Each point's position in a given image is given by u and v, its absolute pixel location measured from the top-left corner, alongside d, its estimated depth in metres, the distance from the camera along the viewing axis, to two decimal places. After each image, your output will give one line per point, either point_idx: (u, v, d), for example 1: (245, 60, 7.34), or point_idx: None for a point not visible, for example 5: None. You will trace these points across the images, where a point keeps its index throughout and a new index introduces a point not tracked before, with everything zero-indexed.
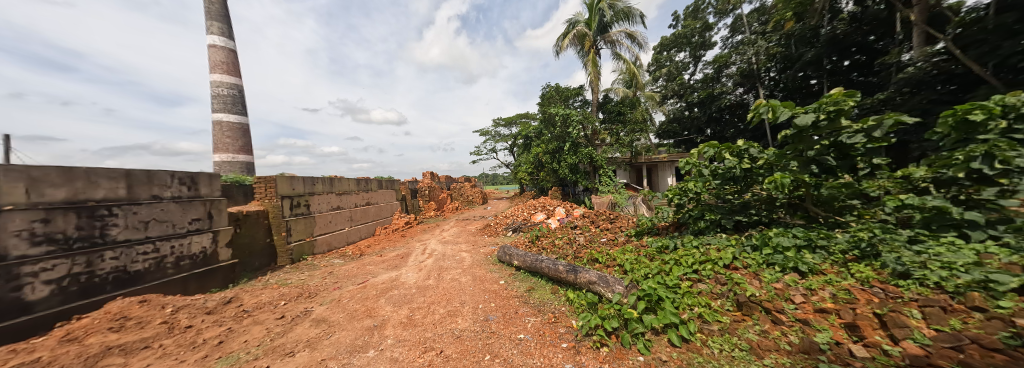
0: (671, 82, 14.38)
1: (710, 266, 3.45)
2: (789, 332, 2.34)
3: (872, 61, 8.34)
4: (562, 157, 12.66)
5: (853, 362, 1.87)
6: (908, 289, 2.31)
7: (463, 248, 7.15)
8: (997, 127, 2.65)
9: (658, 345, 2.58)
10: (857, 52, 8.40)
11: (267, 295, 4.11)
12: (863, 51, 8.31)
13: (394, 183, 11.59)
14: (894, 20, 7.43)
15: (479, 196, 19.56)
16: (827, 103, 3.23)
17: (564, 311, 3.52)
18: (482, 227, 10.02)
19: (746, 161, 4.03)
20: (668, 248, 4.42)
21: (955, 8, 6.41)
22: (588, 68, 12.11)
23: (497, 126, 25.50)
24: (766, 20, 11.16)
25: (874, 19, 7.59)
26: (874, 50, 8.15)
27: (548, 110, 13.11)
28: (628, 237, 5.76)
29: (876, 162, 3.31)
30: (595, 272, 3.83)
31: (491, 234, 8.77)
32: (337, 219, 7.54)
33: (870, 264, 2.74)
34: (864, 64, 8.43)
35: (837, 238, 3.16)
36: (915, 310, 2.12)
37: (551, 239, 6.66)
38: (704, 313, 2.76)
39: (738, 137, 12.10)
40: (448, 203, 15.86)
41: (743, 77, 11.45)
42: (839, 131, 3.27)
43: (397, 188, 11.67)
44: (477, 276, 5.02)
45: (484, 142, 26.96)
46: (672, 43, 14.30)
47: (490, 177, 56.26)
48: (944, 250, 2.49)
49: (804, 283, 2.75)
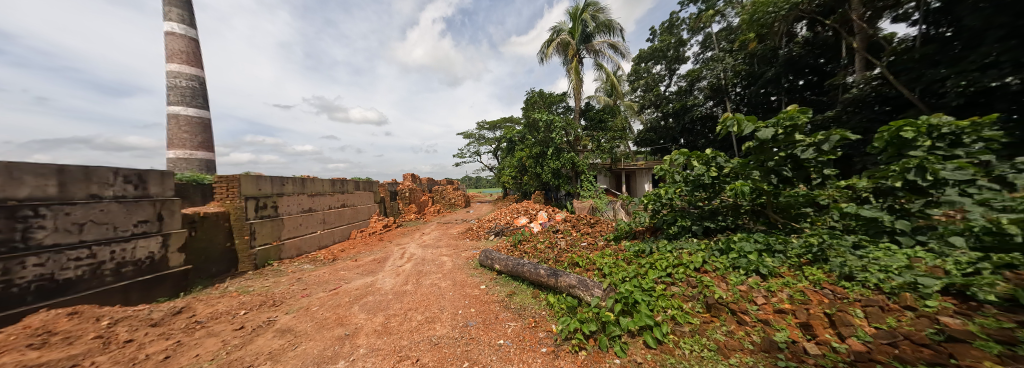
0: (649, 93, 15.07)
1: (682, 270, 3.60)
2: (752, 332, 2.49)
3: (822, 82, 9.20)
4: (545, 162, 12.83)
5: (807, 360, 2.02)
6: (852, 290, 2.54)
7: (444, 252, 7.01)
8: (925, 143, 3.01)
9: (634, 348, 2.65)
10: (810, 73, 9.26)
11: (225, 304, 3.79)
12: (815, 72, 9.16)
13: (373, 184, 11.19)
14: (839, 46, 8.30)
15: (462, 199, 19.35)
16: (784, 118, 3.54)
17: (544, 315, 3.53)
18: (464, 230, 9.89)
19: (714, 169, 4.31)
20: (644, 252, 4.58)
21: (888, 39, 7.30)
22: (571, 76, 12.43)
23: (481, 129, 25.46)
24: (733, 39, 11.92)
25: (824, 44, 8.44)
26: (824, 71, 8.98)
27: (532, 115, 13.28)
28: (607, 241, 5.92)
29: (826, 174, 3.63)
30: (575, 276, 3.88)
31: (473, 238, 8.67)
32: (308, 222, 7.15)
33: (821, 267, 2.99)
34: (816, 84, 9.30)
35: (792, 243, 3.42)
36: (859, 310, 2.34)
37: (533, 243, 6.69)
38: (676, 315, 2.88)
39: (709, 147, 12.79)
40: (430, 206, 15.52)
41: (713, 91, 12.15)
42: (795, 145, 3.57)
43: (375, 189, 11.28)
44: (457, 281, 4.94)
45: (468, 145, 26.78)
46: (650, 56, 15.04)
47: (474, 180, 55.95)
48: (882, 254, 2.77)
49: (765, 285, 2.95)
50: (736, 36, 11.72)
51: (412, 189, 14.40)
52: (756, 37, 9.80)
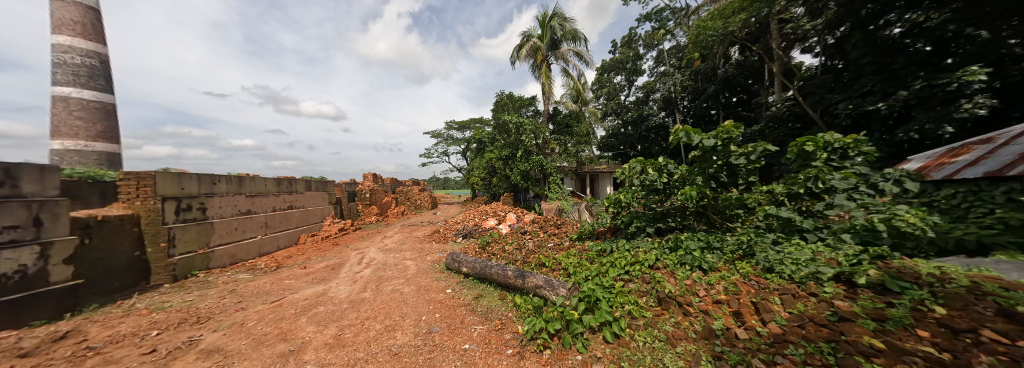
0: (610, 101, 16.04)
1: (638, 267, 3.86)
2: (695, 321, 2.76)
3: (750, 99, 10.85)
4: (514, 164, 12.96)
5: (737, 344, 2.30)
6: (772, 280, 2.95)
7: (408, 256, 6.69)
8: (822, 156, 3.63)
9: (594, 343, 2.77)
10: (741, 92, 10.83)
11: (130, 325, 3.20)
12: (745, 91, 10.77)
13: (327, 184, 10.34)
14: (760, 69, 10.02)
15: (429, 200, 18.69)
16: (721, 132, 4.02)
17: (511, 317, 3.55)
18: (430, 233, 9.57)
19: (665, 175, 4.71)
20: (605, 251, 4.85)
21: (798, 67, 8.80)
22: (540, 80, 12.75)
23: (449, 129, 24.89)
24: (681, 57, 12.99)
25: (751, 67, 10.03)
26: (751, 90, 10.64)
27: (503, 117, 13.34)
28: (572, 242, 6.14)
29: (752, 180, 4.18)
30: (541, 276, 3.96)
31: (440, 241, 8.40)
32: (246, 226, 6.33)
33: (748, 261, 3.42)
34: (745, 101, 10.90)
35: (727, 240, 3.87)
36: (776, 297, 2.72)
37: (501, 245, 6.70)
38: (632, 310, 3.07)
39: (662, 153, 13.87)
40: (393, 208, 14.73)
41: (665, 103, 13.10)
42: (729, 154, 4.07)
43: (329, 190, 10.42)
44: (421, 286, 4.74)
45: (436, 145, 25.97)
46: (611, 67, 16.05)
47: (442, 181, 54.35)
48: (794, 249, 3.27)
49: (706, 279, 3.29)
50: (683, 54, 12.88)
51: (373, 190, 13.54)
52: (701, 57, 10.97)
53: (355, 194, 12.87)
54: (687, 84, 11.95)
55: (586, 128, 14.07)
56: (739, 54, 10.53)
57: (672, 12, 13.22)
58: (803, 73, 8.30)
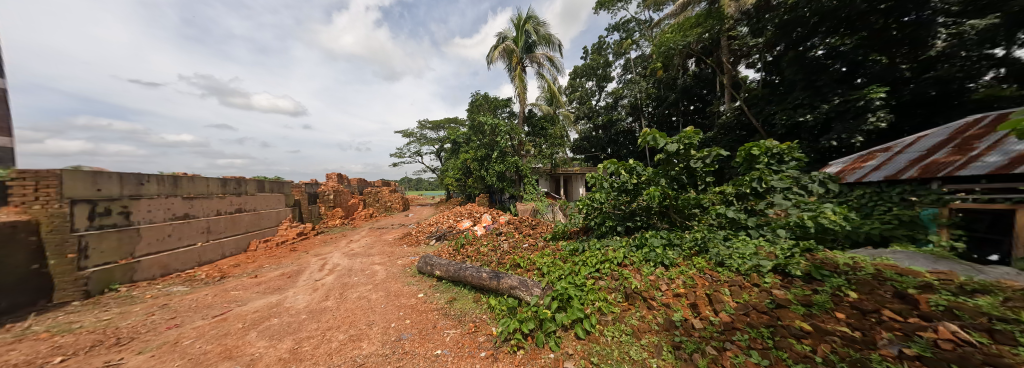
0: (583, 105, 16.61)
1: (608, 265, 4.02)
2: (658, 314, 2.94)
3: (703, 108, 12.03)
4: (489, 165, 12.92)
5: (694, 333, 2.48)
6: (723, 273, 3.24)
7: (376, 260, 6.37)
8: (764, 161, 4.09)
9: (566, 340, 2.84)
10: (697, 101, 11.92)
11: (23, 353, 2.69)
12: (699, 101, 11.86)
13: (283, 186, 9.50)
14: (711, 80, 10.90)
15: (400, 202, 17.97)
16: (684, 137, 4.38)
17: (485, 319, 3.51)
18: (401, 235, 9.20)
19: (635, 176, 4.98)
20: (578, 250, 5.00)
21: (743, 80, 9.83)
22: (515, 82, 12.84)
23: (422, 129, 24.16)
24: (644, 66, 13.65)
25: (705, 79, 11.05)
26: (704, 100, 11.67)
27: (478, 118, 13.24)
28: (546, 242, 6.24)
29: (707, 181, 4.56)
30: (515, 277, 3.97)
31: (411, 244, 8.10)
32: (183, 232, 5.63)
33: (704, 256, 3.73)
34: (700, 109, 12.04)
35: (686, 237, 4.17)
36: (726, 289, 2.99)
37: (476, 247, 6.62)
38: (602, 306, 3.19)
39: (630, 156, 14.61)
40: (360, 210, 13.93)
41: (632, 109, 13.87)
42: (689, 158, 4.47)
43: (285, 192, 9.57)
44: (391, 292, 4.53)
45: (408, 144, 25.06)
46: (583, 72, 16.63)
47: (415, 182, 52.54)
48: (740, 243, 3.63)
49: (668, 274, 3.52)
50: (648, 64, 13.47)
51: (338, 191, 12.70)
52: (663, 67, 11.65)
53: (318, 196, 11.99)
54: (651, 92, 12.72)
55: (559, 130, 14.26)
56: (695, 65, 11.21)
57: (637, 23, 14.00)
58: (748, 85, 9.34)
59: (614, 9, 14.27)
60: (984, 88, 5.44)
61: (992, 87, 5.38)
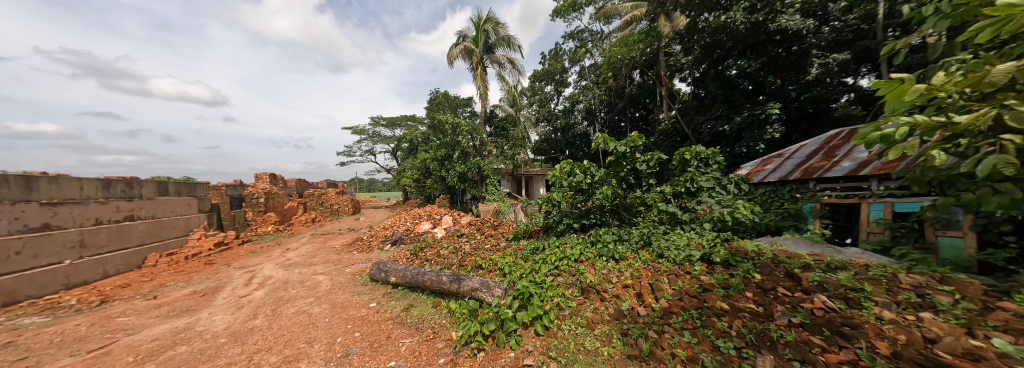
0: (543, 108, 17.15)
1: (566, 262, 4.20)
2: (609, 305, 3.14)
3: (645, 116, 13.12)
4: (450, 165, 12.61)
5: (640, 320, 2.71)
6: (662, 263, 3.62)
7: (320, 270, 5.74)
8: (694, 164, 4.66)
9: (527, 338, 2.88)
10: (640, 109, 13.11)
11: None
12: (642, 109, 13.05)
13: (194, 188, 8.02)
14: (651, 90, 12.04)
15: (350, 205, 16.47)
16: (630, 141, 4.80)
17: (444, 324, 3.39)
18: (351, 241, 8.44)
19: (589, 177, 5.28)
20: (538, 249, 5.14)
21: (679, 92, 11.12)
22: (476, 82, 12.74)
23: (375, 126, 22.51)
24: (597, 74, 14.61)
25: (647, 90, 12.23)
26: (647, 108, 12.90)
27: (439, 116, 12.88)
28: (508, 242, 6.28)
29: (649, 181, 5.03)
30: (476, 278, 3.91)
31: (363, 250, 7.46)
32: (42, 247, 4.43)
33: (648, 249, 4.10)
34: (643, 117, 13.14)
35: (633, 232, 4.56)
36: (665, 277, 3.33)
37: (435, 250, 6.37)
38: (560, 302, 3.31)
39: (586, 158, 15.47)
40: (300, 215, 12.42)
41: (587, 113, 14.66)
42: (636, 160, 4.89)
43: (198, 195, 8.10)
44: (337, 303, 4.13)
45: (358, 142, 23.13)
46: (542, 76, 17.16)
47: (369, 183, 48.81)
48: (676, 236, 4.11)
49: (618, 267, 3.81)
50: (599, 72, 14.48)
51: (271, 194, 11.15)
52: (613, 76, 12.56)
53: (244, 199, 10.37)
54: (603, 98, 13.63)
55: (519, 132, 14.30)
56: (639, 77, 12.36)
57: (590, 33, 14.91)
58: (682, 97, 10.60)
59: (569, 18, 14.97)
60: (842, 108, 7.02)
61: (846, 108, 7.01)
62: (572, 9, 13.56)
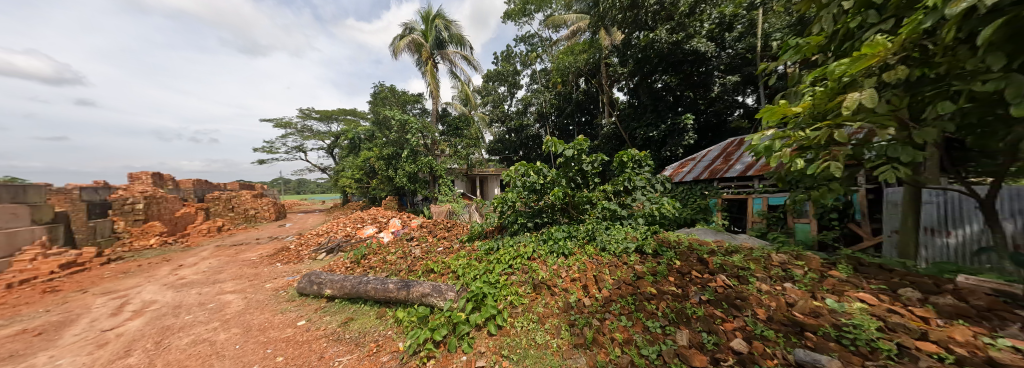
0: (496, 109, 17.25)
1: (520, 260, 4.28)
2: (559, 298, 3.28)
3: (590, 120, 14.17)
4: (399, 165, 11.83)
5: (586, 310, 2.89)
6: (605, 256, 3.93)
7: (229, 288, 4.79)
8: (631, 166, 5.18)
9: (479, 339, 2.84)
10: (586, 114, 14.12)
11: None
12: (588, 114, 14.08)
13: (21, 192, 5.94)
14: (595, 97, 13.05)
15: (271, 210, 14.15)
16: (577, 144, 5.13)
17: (390, 335, 3.14)
18: (274, 252, 7.26)
19: (541, 177, 5.48)
20: (492, 249, 5.13)
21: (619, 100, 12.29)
22: (426, 78, 12.21)
23: (305, 119, 19.83)
24: (547, 79, 15.28)
25: (592, 97, 13.25)
26: (592, 113, 13.95)
27: (384, 112, 11.97)
28: (462, 244, 6.11)
29: (594, 180, 5.42)
30: (427, 283, 3.71)
31: (290, 260, 6.48)
32: None
33: (593, 243, 4.41)
34: (587, 121, 14.15)
35: (580, 229, 4.86)
36: (606, 269, 3.62)
37: (381, 256, 5.89)
38: (513, 299, 3.35)
39: (539, 159, 16.04)
40: (199, 223, 10.19)
41: (539, 116, 15.21)
42: (582, 161, 5.24)
43: (28, 203, 6.02)
44: (253, 326, 3.51)
45: (283, 137, 20.09)
46: (495, 77, 17.25)
47: (299, 184, 42.77)
48: (615, 231, 4.52)
49: (567, 261, 4.03)
50: (548, 77, 15.15)
51: (154, 198, 8.92)
52: (562, 82, 13.25)
53: (108, 206, 8.07)
54: (553, 102, 14.25)
55: (474, 132, 14.05)
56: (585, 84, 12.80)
57: (540, 39, 15.50)
58: (621, 105, 11.74)
59: (519, 22, 15.30)
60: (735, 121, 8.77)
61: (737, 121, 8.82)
62: (523, 13, 13.91)
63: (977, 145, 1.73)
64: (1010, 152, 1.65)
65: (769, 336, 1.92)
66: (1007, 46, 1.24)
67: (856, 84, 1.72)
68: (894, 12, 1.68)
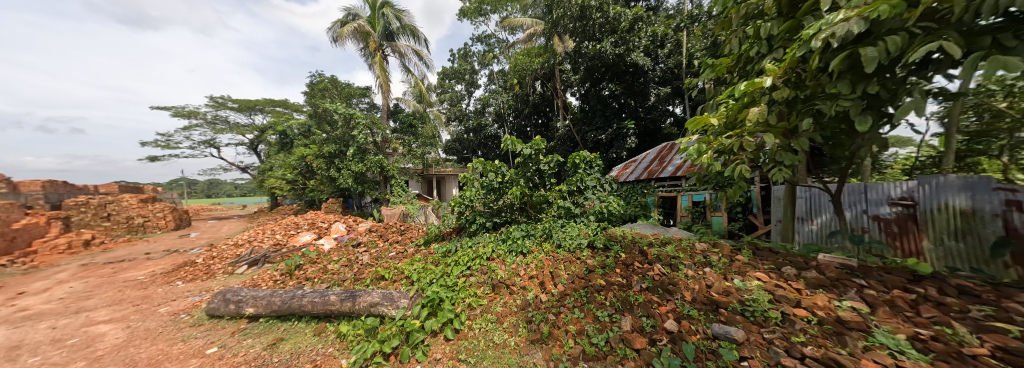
0: (453, 107, 16.87)
1: (478, 261, 4.23)
2: (516, 296, 3.32)
3: (546, 123, 14.69)
4: (344, 164, 10.74)
5: (542, 306, 2.97)
6: (560, 253, 4.10)
7: (104, 318, 3.77)
8: (583, 166, 5.51)
9: (435, 346, 2.72)
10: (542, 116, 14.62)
11: None
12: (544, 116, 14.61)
13: None
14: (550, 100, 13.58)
15: (170, 218, 11.58)
16: (534, 144, 5.26)
17: (331, 352, 2.81)
18: (175, 268, 5.94)
19: (499, 177, 5.49)
20: (450, 251, 4.96)
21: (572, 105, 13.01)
22: (375, 70, 11.32)
23: (218, 108, 16.70)
24: (505, 80, 15.45)
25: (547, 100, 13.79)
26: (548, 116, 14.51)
27: (325, 104, 10.74)
28: (417, 247, 5.79)
29: (550, 180, 5.61)
30: (378, 291, 3.42)
31: (198, 277, 5.38)
32: None
33: (550, 241, 4.56)
34: (543, 123, 14.67)
35: (537, 227, 4.98)
36: (561, 265, 3.77)
37: (321, 265, 5.26)
38: (472, 301, 3.29)
39: (497, 159, 16.07)
40: (54, 238, 7.86)
41: (497, 116, 15.29)
42: (539, 162, 5.38)
43: None
44: (140, 361, 2.82)
45: (187, 129, 16.63)
46: (452, 75, 16.83)
47: (212, 186, 35.83)
48: (569, 228, 4.75)
49: (525, 260, 4.10)
50: (506, 79, 15.33)
51: None
52: (519, 84, 13.49)
53: None
54: (511, 103, 14.43)
55: (429, 130, 13.45)
56: (540, 89, 13.36)
57: (497, 40, 15.62)
58: (574, 109, 12.43)
59: (476, 21, 15.19)
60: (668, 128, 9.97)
61: (669, 128, 10.04)
62: (479, 13, 13.87)
63: (830, 153, 2.23)
64: (850, 159, 2.16)
65: (693, 315, 2.20)
66: (848, 76, 1.63)
67: (755, 100, 2.09)
68: (780, 44, 2.07)
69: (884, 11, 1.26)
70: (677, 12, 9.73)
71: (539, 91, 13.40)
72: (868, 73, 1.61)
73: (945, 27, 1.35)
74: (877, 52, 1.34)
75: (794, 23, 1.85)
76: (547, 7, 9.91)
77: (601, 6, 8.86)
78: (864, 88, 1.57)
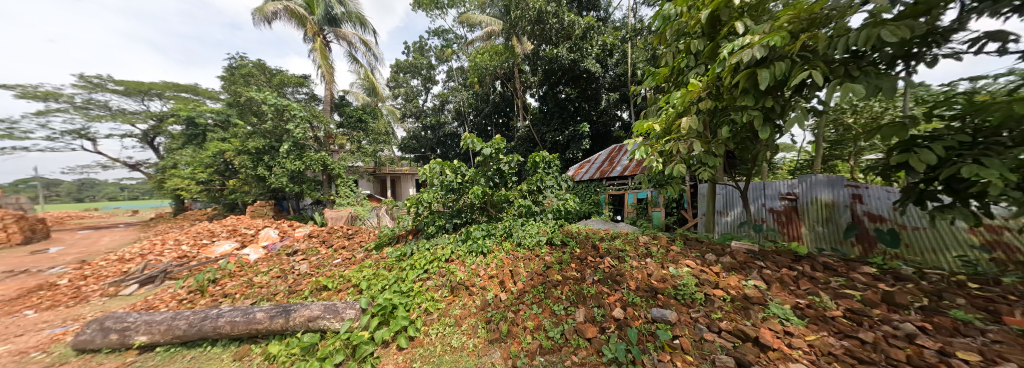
0: (409, 102, 16.02)
1: (436, 263, 4.06)
2: (475, 298, 3.23)
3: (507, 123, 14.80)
4: (279, 161, 9.41)
5: (501, 306, 2.94)
6: (521, 251, 4.14)
7: None
8: (542, 166, 5.62)
9: (386, 357, 2.53)
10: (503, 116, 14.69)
11: None
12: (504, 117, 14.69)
13: None
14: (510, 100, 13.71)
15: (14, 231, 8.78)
16: (495, 144, 5.21)
17: None
18: (20, 294, 4.50)
19: (460, 176, 5.32)
20: (405, 255, 4.65)
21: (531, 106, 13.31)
22: (315, 58, 10.16)
23: (92, 90, 13.19)
24: (464, 77, 15.18)
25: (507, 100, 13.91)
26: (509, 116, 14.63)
27: (250, 92, 9.26)
28: (367, 252, 5.33)
29: (511, 179, 5.61)
30: (319, 303, 3.04)
31: (61, 302, 4.18)
32: None
33: (510, 240, 4.57)
34: (503, 123, 14.74)
35: (497, 226, 4.96)
36: (520, 263, 3.80)
37: (246, 278, 4.51)
38: (428, 306, 3.13)
39: (457, 158, 15.66)
40: None
41: (457, 114, 14.94)
42: (500, 161, 5.37)
43: None
44: None
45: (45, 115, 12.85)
46: (407, 68, 15.95)
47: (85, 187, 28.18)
48: (528, 226, 4.83)
49: (485, 259, 4.07)
50: (465, 76, 15.07)
51: None
52: (478, 82, 13.31)
53: None
54: (471, 101, 14.24)
55: (382, 126, 12.81)
56: (500, 89, 13.37)
57: (455, 36, 15.23)
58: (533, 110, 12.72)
59: (433, 14, 14.61)
60: (617, 131, 10.83)
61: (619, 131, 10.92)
62: (435, 6, 13.40)
63: (739, 156, 2.65)
64: (754, 161, 2.59)
65: (637, 302, 2.40)
66: (752, 92, 1.95)
67: (686, 109, 2.37)
68: (704, 62, 2.38)
69: (774, 42, 1.56)
70: (623, 25, 10.63)
71: (499, 91, 13.40)
72: (765, 91, 1.95)
73: (815, 57, 1.71)
74: (771, 74, 1.64)
75: (713, 44, 2.15)
76: (506, 7, 9.96)
77: (557, 12, 9.28)
78: (763, 102, 1.91)
